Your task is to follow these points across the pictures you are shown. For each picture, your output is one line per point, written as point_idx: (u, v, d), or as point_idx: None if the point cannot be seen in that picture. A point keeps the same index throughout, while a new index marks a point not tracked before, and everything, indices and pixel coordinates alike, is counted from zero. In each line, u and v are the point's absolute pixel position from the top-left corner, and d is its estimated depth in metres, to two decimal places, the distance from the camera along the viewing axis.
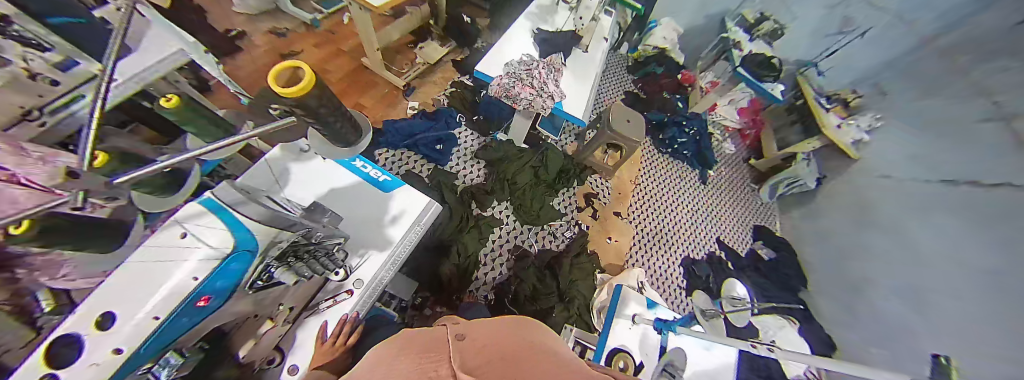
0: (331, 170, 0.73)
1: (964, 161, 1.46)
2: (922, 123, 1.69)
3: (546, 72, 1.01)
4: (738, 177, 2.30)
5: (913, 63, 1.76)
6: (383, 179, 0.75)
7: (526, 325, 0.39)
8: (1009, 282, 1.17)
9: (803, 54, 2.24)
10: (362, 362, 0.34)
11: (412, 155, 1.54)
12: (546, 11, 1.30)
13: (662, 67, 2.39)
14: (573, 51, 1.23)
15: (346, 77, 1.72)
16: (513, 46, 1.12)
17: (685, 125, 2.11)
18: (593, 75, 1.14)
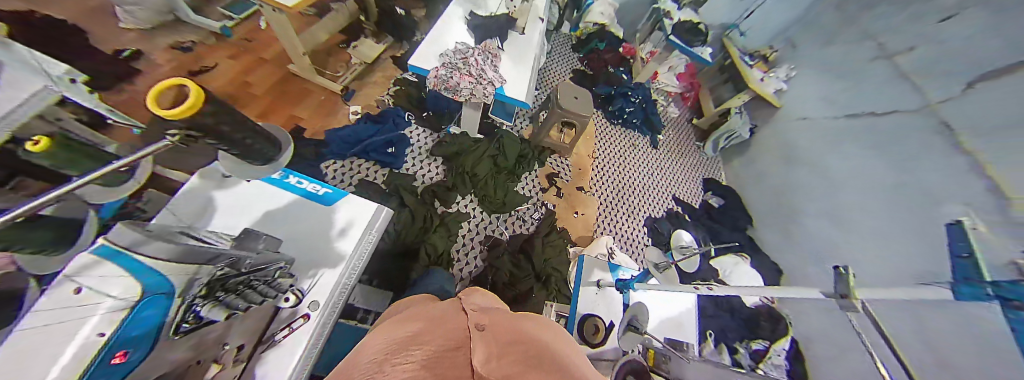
0: (261, 192, 0.67)
1: (862, 94, 1.70)
2: (828, 68, 1.95)
3: (482, 59, 1.00)
4: (684, 137, 2.48)
5: (817, 17, 2.09)
6: (323, 192, 0.71)
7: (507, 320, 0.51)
8: (911, 192, 1.40)
9: (725, 18, 2.45)
10: (378, 335, 0.43)
11: (363, 162, 1.47)
12: None
13: (603, 42, 2.45)
14: (509, 35, 1.22)
15: (272, 88, 1.57)
16: (447, 35, 1.09)
17: (631, 94, 2.19)
18: (530, 58, 1.14)
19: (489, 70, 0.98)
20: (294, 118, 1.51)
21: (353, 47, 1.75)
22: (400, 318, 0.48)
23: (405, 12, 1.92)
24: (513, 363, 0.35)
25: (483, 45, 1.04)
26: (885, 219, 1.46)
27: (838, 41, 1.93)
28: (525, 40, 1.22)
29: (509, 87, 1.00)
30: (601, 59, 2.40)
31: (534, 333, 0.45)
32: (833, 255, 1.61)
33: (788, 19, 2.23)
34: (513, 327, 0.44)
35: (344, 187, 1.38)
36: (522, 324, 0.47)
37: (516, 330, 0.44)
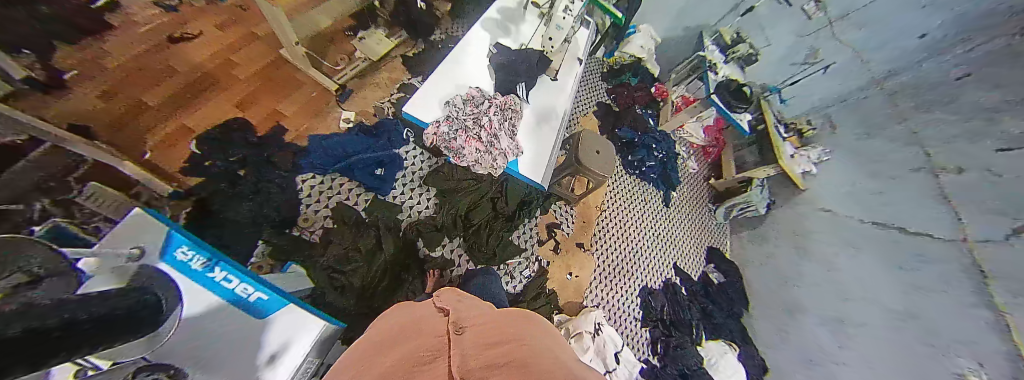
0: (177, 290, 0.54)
1: (890, 202, 1.49)
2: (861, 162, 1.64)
3: (498, 120, 0.78)
4: (698, 198, 2.31)
5: (861, 103, 1.66)
6: (256, 297, 0.59)
7: (492, 317, 0.50)
8: (928, 328, 1.25)
9: (767, 78, 2.00)
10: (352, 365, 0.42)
11: (346, 181, 1.28)
12: (511, 17, 1.06)
13: (636, 77, 2.28)
14: (538, 78, 1.00)
15: (259, 72, 1.36)
16: (457, 70, 0.85)
17: (655, 147, 2.08)
18: (558, 113, 0.95)
19: (503, 141, 0.76)
20: (276, 115, 1.32)
21: (360, 38, 1.54)
22: (375, 343, 0.47)
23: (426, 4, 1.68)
24: (490, 363, 0.34)
25: (502, 99, 0.80)
26: (885, 346, 1.34)
27: (880, 134, 1.56)
28: (557, 89, 1.00)
29: (530, 162, 0.83)
30: (630, 96, 2.21)
31: (518, 333, 0.45)
32: (826, 368, 1.49)
33: (823, 96, 1.80)
34: (494, 326, 0.45)
35: (319, 209, 1.22)
36: (506, 323, 0.48)
37: (497, 329, 0.44)
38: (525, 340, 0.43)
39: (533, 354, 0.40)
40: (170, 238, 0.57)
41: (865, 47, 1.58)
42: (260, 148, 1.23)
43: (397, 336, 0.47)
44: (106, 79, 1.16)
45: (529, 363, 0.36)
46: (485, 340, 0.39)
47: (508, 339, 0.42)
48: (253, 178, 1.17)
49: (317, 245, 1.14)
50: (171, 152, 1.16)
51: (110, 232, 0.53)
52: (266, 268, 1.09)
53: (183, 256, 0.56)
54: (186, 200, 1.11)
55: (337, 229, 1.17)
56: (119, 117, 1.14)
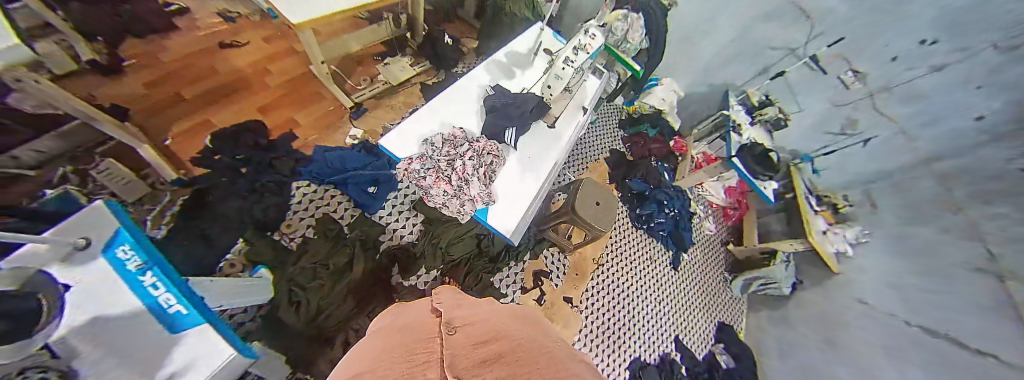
0: (105, 290, 0.52)
1: (941, 306, 1.24)
2: (907, 253, 1.40)
3: (472, 164, 0.74)
4: (713, 265, 2.09)
5: (907, 182, 1.43)
6: (175, 310, 0.54)
7: (498, 322, 0.40)
8: None
9: (797, 146, 1.84)
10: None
11: (338, 194, 1.31)
12: (518, 63, 1.09)
13: (655, 129, 2.22)
14: (535, 124, 0.99)
15: (288, 83, 1.48)
16: (449, 111, 0.88)
17: (666, 204, 1.95)
18: (548, 162, 0.91)
19: (473, 187, 0.72)
20: (291, 122, 1.39)
21: (385, 63, 1.65)
22: (372, 352, 0.38)
23: (452, 41, 1.81)
24: (491, 365, 0.24)
25: (482, 144, 0.78)
26: None
27: (930, 223, 1.33)
28: (552, 138, 0.98)
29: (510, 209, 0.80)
30: (645, 147, 2.15)
31: (526, 338, 0.35)
32: None
33: (862, 170, 1.60)
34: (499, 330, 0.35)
35: (304, 217, 1.23)
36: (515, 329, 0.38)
37: (499, 331, 0.36)
38: (537, 344, 0.34)
39: (550, 356, 0.30)
40: (115, 236, 0.56)
41: (910, 125, 1.38)
42: (268, 150, 1.29)
43: (381, 344, 0.37)
44: (157, 72, 1.31)
45: (535, 364, 0.26)
46: (478, 339, 0.30)
47: (512, 338, 0.33)
48: (253, 177, 1.22)
49: (292, 253, 1.12)
50: (189, 142, 1.24)
51: (65, 221, 0.54)
52: (238, 266, 1.08)
53: (121, 255, 0.55)
54: (189, 188, 1.16)
55: (316, 240, 1.17)
56: (156, 105, 1.26)
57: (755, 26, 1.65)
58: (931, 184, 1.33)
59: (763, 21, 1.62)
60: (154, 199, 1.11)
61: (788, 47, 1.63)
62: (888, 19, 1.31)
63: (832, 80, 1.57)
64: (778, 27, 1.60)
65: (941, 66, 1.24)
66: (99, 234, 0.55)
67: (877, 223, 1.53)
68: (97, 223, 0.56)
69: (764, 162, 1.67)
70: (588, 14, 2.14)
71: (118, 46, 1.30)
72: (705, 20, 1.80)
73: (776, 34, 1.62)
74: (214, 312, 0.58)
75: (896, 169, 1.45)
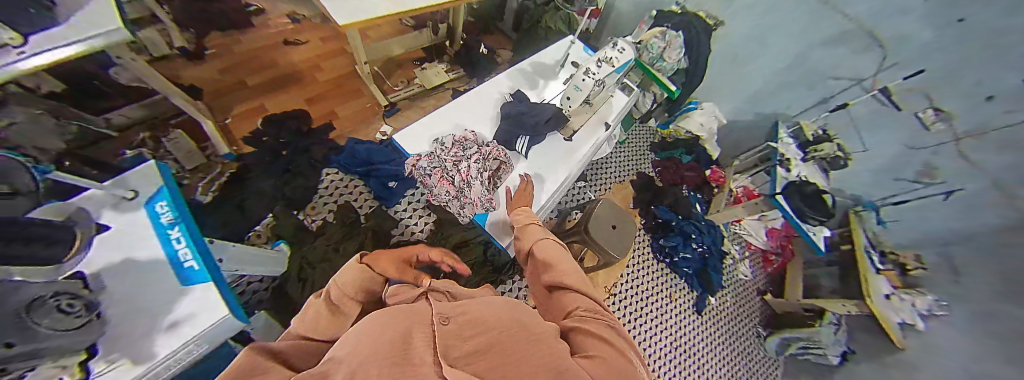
0: (137, 236, 0.57)
1: None
2: (998, 336, 1.12)
3: (477, 168, 0.73)
4: (744, 314, 1.85)
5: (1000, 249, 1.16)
6: (188, 264, 0.57)
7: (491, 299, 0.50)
8: None
9: (859, 191, 1.61)
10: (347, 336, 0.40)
11: (361, 185, 1.39)
12: (541, 72, 1.10)
13: (690, 156, 2.09)
14: (552, 134, 0.97)
15: (334, 79, 1.62)
16: (464, 114, 0.89)
17: (695, 239, 1.78)
18: (561, 175, 0.89)
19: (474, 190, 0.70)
20: (331, 114, 1.52)
21: (422, 68, 1.74)
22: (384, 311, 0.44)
23: (487, 51, 1.89)
24: (475, 364, 0.35)
25: (489, 148, 0.77)
26: None
27: None
28: (567, 151, 0.95)
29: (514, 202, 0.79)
30: (677, 173, 1.99)
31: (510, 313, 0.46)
32: None
33: (944, 227, 1.33)
34: (487, 311, 0.45)
35: (327, 202, 1.31)
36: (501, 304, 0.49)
37: (489, 313, 0.45)
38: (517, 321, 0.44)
39: (528, 334, 0.41)
40: (159, 192, 0.63)
41: (1009, 180, 1.13)
42: (307, 137, 1.41)
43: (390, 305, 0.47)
44: (230, 62, 1.50)
45: (507, 348, 0.38)
46: (469, 330, 0.41)
47: (497, 322, 0.43)
48: (289, 160, 1.33)
49: (310, 234, 1.19)
50: (243, 122, 1.39)
51: (126, 173, 0.62)
52: (264, 237, 1.17)
53: (158, 209, 0.61)
54: (235, 164, 1.30)
55: (333, 225, 1.23)
56: (223, 90, 1.43)
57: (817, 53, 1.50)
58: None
59: (824, 47, 1.47)
60: (207, 170, 1.26)
61: (855, 77, 1.45)
62: (985, 52, 1.12)
63: (908, 118, 1.36)
64: (843, 55, 1.44)
65: None
66: (146, 187, 0.62)
67: (959, 294, 1.26)
68: (149, 177, 0.63)
69: (817, 206, 1.45)
70: (628, 31, 2.10)
71: (203, 37, 1.52)
72: (756, 44, 1.67)
73: (845, 63, 1.45)
74: (221, 273, 0.60)
75: (990, 230, 1.19)
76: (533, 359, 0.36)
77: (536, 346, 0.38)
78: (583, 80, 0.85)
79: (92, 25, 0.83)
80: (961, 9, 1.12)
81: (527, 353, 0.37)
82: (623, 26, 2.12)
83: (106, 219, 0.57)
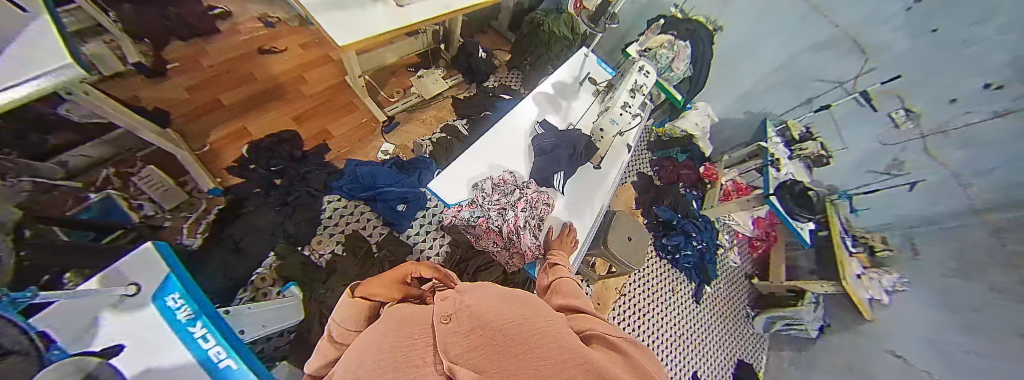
0: (159, 339, 0.52)
1: (978, 369, 1.13)
2: (948, 308, 1.28)
3: (523, 215, 0.89)
4: (735, 297, 2.02)
5: (959, 232, 1.28)
6: (227, 363, 0.53)
7: (501, 294, 0.51)
8: None
9: (840, 181, 1.71)
10: (359, 340, 0.48)
11: (367, 210, 1.40)
12: (564, 93, 1.31)
13: (686, 153, 2.18)
14: (583, 166, 1.17)
15: (321, 92, 1.60)
16: (498, 153, 1.10)
17: (695, 236, 1.88)
18: (595, 207, 1.11)
19: (526, 238, 0.87)
20: (325, 134, 1.52)
21: (419, 75, 1.77)
22: (399, 317, 0.51)
23: (485, 54, 1.91)
24: (474, 357, 0.36)
25: (533, 194, 0.94)
26: None
27: (980, 277, 1.20)
28: (595, 177, 1.16)
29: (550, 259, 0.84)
30: (675, 171, 2.09)
31: (515, 309, 0.46)
32: None
33: (903, 212, 1.48)
34: (485, 304, 0.46)
35: (333, 234, 1.32)
36: (499, 296, 0.49)
37: (494, 308, 0.45)
38: (519, 316, 0.43)
39: (531, 330, 0.40)
40: (164, 284, 0.58)
41: (966, 170, 1.24)
42: (300, 163, 1.40)
43: (388, 319, 0.51)
44: (195, 78, 1.45)
45: (510, 344, 0.37)
46: (469, 326, 0.42)
47: (500, 319, 0.42)
48: (286, 189, 1.33)
49: (320, 271, 1.21)
50: (225, 150, 1.37)
51: (121, 263, 0.57)
52: (269, 280, 1.17)
53: (171, 299, 0.57)
54: (223, 199, 1.27)
55: (343, 258, 1.25)
56: (195, 111, 1.39)
57: (804, 55, 1.57)
58: (982, 233, 1.20)
59: (814, 51, 1.53)
60: (191, 207, 1.22)
61: (836, 80, 1.52)
62: (949, 60, 1.20)
63: (882, 118, 1.45)
64: (824, 61, 1.52)
65: (1004, 111, 1.10)
66: (149, 272, 0.58)
67: (921, 273, 1.39)
68: (148, 265, 0.58)
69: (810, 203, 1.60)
70: (635, 38, 2.16)
71: (161, 47, 1.46)
72: (750, 46, 1.73)
73: (826, 66, 1.53)
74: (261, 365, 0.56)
75: (947, 215, 1.32)
76: (533, 358, 0.34)
77: (537, 341, 0.37)
78: (620, 114, 1.09)
79: (36, 60, 0.70)
80: (936, 20, 1.18)
81: (520, 352, 0.36)
82: (631, 30, 2.16)
83: (112, 322, 0.51)
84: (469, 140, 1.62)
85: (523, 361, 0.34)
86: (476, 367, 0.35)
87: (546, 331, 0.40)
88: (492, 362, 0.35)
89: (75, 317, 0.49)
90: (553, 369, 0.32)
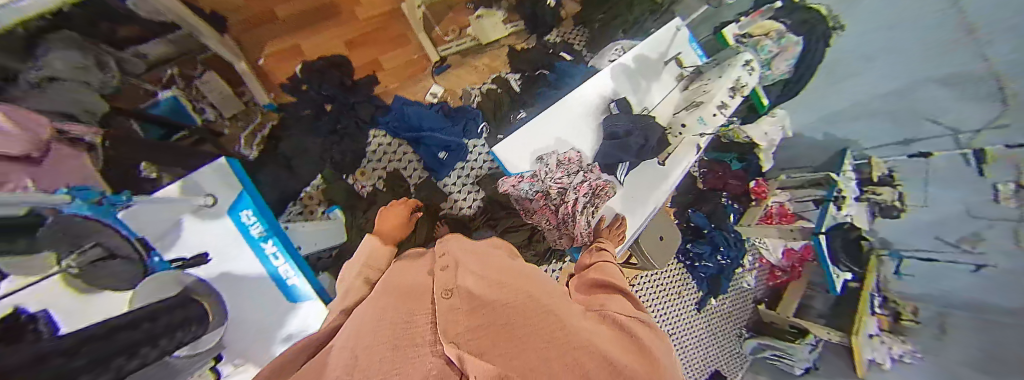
0: (233, 246, 0.81)
1: None
2: None
3: (583, 200, 1.02)
4: (733, 315, 2.08)
5: (1003, 329, 1.15)
6: (286, 273, 0.83)
7: (499, 285, 0.66)
8: None
9: (896, 238, 1.56)
10: (356, 320, 0.66)
11: (409, 151, 1.51)
12: (649, 69, 1.27)
13: (742, 163, 2.09)
14: (648, 160, 1.21)
15: (376, 17, 1.50)
16: (568, 129, 1.17)
17: (722, 251, 1.87)
18: (653, 202, 1.22)
19: (580, 223, 1.01)
20: (374, 65, 1.52)
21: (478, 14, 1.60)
22: (397, 304, 0.69)
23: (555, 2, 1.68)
24: (467, 333, 0.50)
25: (596, 183, 1.03)
26: None
27: None
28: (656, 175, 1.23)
29: (598, 244, 0.99)
30: (723, 179, 2.07)
31: (506, 299, 0.60)
32: None
33: (954, 292, 1.35)
34: (480, 293, 0.61)
35: (376, 168, 1.48)
36: (492, 287, 0.65)
37: (489, 298, 0.60)
38: (519, 306, 0.57)
39: (530, 317, 0.54)
40: (239, 201, 0.84)
41: None
42: (350, 93, 1.44)
43: (387, 303, 0.70)
44: None
45: (504, 330, 0.50)
46: (468, 309, 0.56)
47: (496, 307, 0.57)
48: (334, 116, 1.43)
49: (362, 201, 1.34)
50: (278, 66, 1.43)
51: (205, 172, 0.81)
52: (314, 199, 1.38)
53: (244, 213, 0.83)
54: (275, 115, 1.43)
55: (383, 193, 1.38)
56: (246, 18, 1.35)
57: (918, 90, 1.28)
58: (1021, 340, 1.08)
59: (939, 85, 1.21)
60: (247, 119, 1.36)
61: (953, 127, 1.22)
62: None
63: (985, 187, 1.20)
64: (923, 101, 1.28)
65: None
66: (224, 186, 0.84)
67: (941, 356, 1.33)
68: (223, 179, 0.84)
69: (829, 237, 1.72)
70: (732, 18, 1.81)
71: None
72: (859, 61, 1.42)
73: (949, 109, 1.22)
74: (306, 266, 0.85)
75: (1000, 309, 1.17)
76: (535, 339, 0.47)
77: (534, 331, 0.49)
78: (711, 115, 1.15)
79: None
80: None
81: (516, 338, 0.48)
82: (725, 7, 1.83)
83: (189, 223, 0.80)
84: (518, 100, 1.55)
85: (517, 344, 0.46)
86: (477, 340, 0.48)
87: (539, 321, 0.52)
88: (487, 341, 0.48)
89: (157, 215, 0.76)
90: (543, 351, 0.43)
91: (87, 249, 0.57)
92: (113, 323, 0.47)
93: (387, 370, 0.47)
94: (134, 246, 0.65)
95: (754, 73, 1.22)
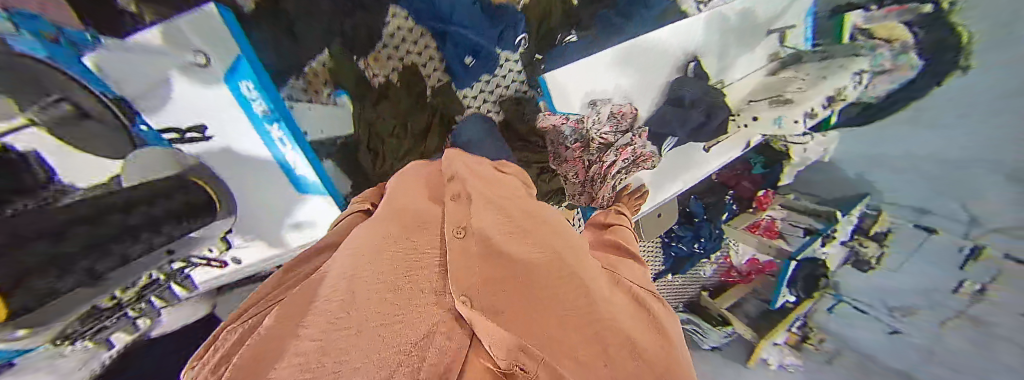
0: (228, 111, 1.19)
1: None
2: None
3: (620, 164, 1.60)
4: (677, 291, 2.42)
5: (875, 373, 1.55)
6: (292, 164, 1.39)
7: (510, 235, 0.70)
8: None
9: (849, 286, 1.71)
10: (349, 252, 0.64)
11: (431, 47, 1.41)
12: (742, 39, 1.59)
13: (764, 168, 1.96)
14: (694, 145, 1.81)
15: None
16: (647, 80, 1.64)
17: (701, 241, 2.17)
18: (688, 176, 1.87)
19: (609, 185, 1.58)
20: None
21: None
22: (397, 238, 0.69)
23: None
24: (484, 289, 0.55)
25: (642, 155, 1.56)
26: None
27: None
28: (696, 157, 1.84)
29: (616, 207, 1.26)
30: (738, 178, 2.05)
31: (518, 253, 0.65)
32: None
33: (863, 339, 1.63)
34: (497, 242, 0.65)
35: (390, 57, 1.37)
36: (506, 235, 0.69)
37: (502, 248, 0.64)
38: (536, 263, 0.64)
39: (557, 274, 0.63)
40: (236, 64, 1.11)
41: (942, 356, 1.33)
42: None
43: (381, 235, 0.68)
44: None
45: (523, 289, 0.58)
46: (486, 259, 0.61)
47: (517, 263, 0.62)
48: None
49: (371, 91, 1.39)
50: None
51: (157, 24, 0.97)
52: (320, 77, 1.29)
53: (245, 85, 1.15)
54: None
55: (398, 87, 1.41)
56: None
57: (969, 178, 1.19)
58: None
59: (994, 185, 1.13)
60: None
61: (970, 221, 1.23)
62: None
63: (952, 279, 1.32)
64: (965, 182, 1.21)
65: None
66: (216, 45, 1.07)
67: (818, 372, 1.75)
68: (172, 32, 1.00)
69: (797, 268, 1.89)
70: None
71: None
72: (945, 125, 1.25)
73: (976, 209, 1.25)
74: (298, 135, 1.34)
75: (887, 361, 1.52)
76: (560, 307, 0.57)
77: (548, 298, 0.58)
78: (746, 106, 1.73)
79: None
80: None
81: (534, 299, 0.57)
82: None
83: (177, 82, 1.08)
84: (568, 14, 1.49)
85: (538, 306, 0.56)
86: (497, 296, 0.55)
87: (552, 286, 0.60)
88: (507, 301, 0.55)
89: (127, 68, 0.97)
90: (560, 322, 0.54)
91: (50, 103, 0.77)
92: (116, 205, 0.69)
93: (387, 315, 0.48)
94: (114, 109, 0.97)
95: (862, 81, 1.41)
